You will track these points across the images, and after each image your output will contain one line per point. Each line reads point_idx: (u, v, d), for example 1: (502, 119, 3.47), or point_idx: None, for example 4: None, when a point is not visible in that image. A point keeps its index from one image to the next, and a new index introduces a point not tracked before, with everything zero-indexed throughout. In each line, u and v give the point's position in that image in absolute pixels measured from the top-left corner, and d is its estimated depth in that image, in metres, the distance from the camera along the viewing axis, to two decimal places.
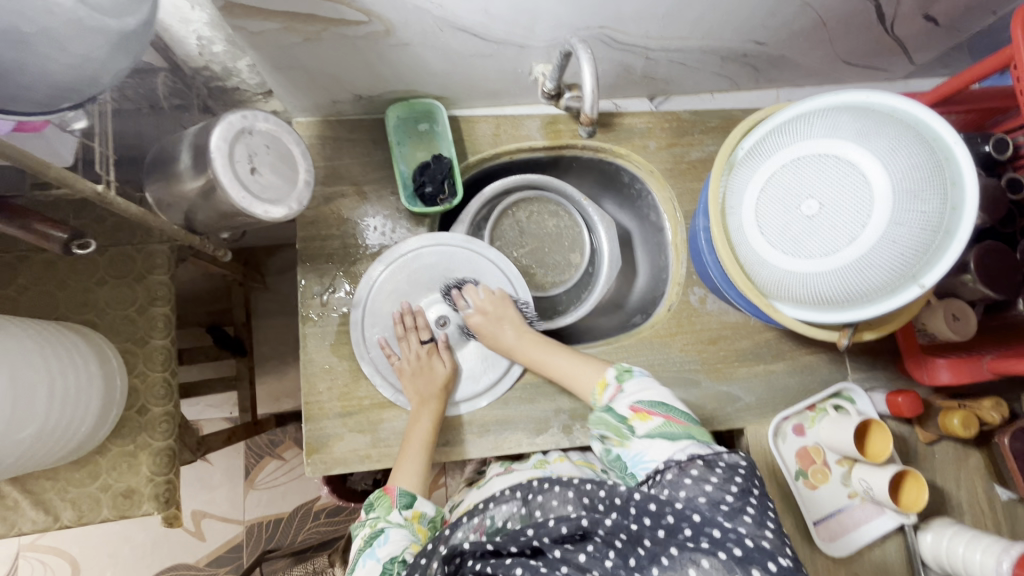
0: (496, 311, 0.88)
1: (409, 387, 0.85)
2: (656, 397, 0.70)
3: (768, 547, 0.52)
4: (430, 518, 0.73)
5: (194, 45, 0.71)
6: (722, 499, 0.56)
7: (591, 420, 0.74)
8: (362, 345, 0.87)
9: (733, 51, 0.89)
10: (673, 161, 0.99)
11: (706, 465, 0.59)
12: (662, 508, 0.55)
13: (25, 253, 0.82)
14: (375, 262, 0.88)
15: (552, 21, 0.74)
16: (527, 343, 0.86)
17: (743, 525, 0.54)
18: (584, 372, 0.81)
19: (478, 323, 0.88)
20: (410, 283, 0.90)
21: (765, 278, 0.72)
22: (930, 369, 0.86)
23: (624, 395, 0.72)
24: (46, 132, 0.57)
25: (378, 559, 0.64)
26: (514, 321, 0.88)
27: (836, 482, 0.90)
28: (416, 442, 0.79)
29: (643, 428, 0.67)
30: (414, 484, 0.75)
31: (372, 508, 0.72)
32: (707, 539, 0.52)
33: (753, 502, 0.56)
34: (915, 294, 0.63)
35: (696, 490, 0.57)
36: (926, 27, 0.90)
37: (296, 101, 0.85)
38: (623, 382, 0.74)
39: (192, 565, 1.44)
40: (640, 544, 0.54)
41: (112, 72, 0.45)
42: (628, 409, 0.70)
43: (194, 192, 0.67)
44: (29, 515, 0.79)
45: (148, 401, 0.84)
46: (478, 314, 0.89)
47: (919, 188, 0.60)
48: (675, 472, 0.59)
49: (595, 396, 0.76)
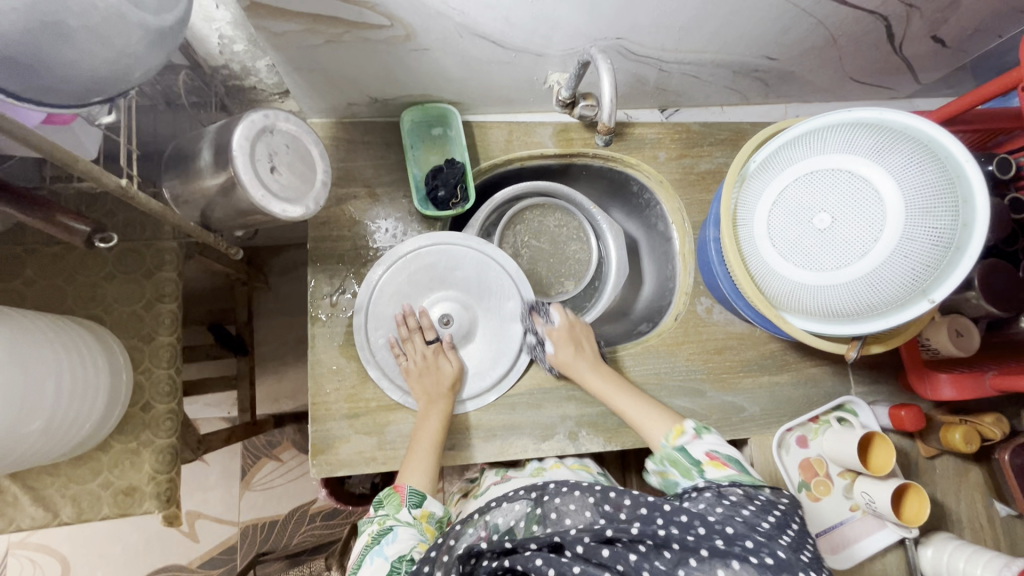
0: (580, 334, 0.90)
1: (416, 386, 0.85)
2: (732, 453, 0.70)
3: (801, 561, 0.52)
4: (438, 518, 0.73)
5: (215, 44, 0.71)
6: (758, 523, 0.55)
7: (656, 455, 0.75)
8: (368, 354, 0.86)
9: (745, 66, 0.90)
10: (682, 172, 1.00)
11: (747, 496, 0.60)
12: (692, 519, 0.56)
13: (34, 247, 0.81)
14: (382, 255, 0.88)
15: (571, 31, 0.76)
16: (607, 377, 0.86)
17: (778, 542, 0.53)
18: (654, 423, 0.79)
19: (559, 335, 0.89)
20: (411, 284, 0.89)
21: (776, 290, 0.72)
22: (933, 385, 0.87)
23: (702, 443, 0.72)
24: (73, 126, 0.57)
25: (385, 557, 0.64)
26: (593, 350, 0.89)
27: (838, 495, 0.90)
28: (424, 441, 0.79)
29: (715, 474, 0.67)
30: (423, 482, 0.75)
31: (382, 504, 0.72)
32: (740, 547, 0.53)
33: (791, 531, 0.56)
34: (925, 308, 0.64)
35: (732, 511, 0.57)
36: (933, 48, 0.92)
37: (312, 102, 0.85)
38: (700, 432, 0.73)
39: (184, 566, 1.43)
40: (666, 548, 0.54)
41: (145, 68, 0.45)
42: (703, 453, 0.70)
43: (212, 189, 0.67)
44: (28, 511, 0.78)
45: (152, 398, 0.84)
46: (562, 328, 0.90)
47: (931, 204, 0.61)
48: (713, 493, 0.60)
49: (665, 440, 0.75)
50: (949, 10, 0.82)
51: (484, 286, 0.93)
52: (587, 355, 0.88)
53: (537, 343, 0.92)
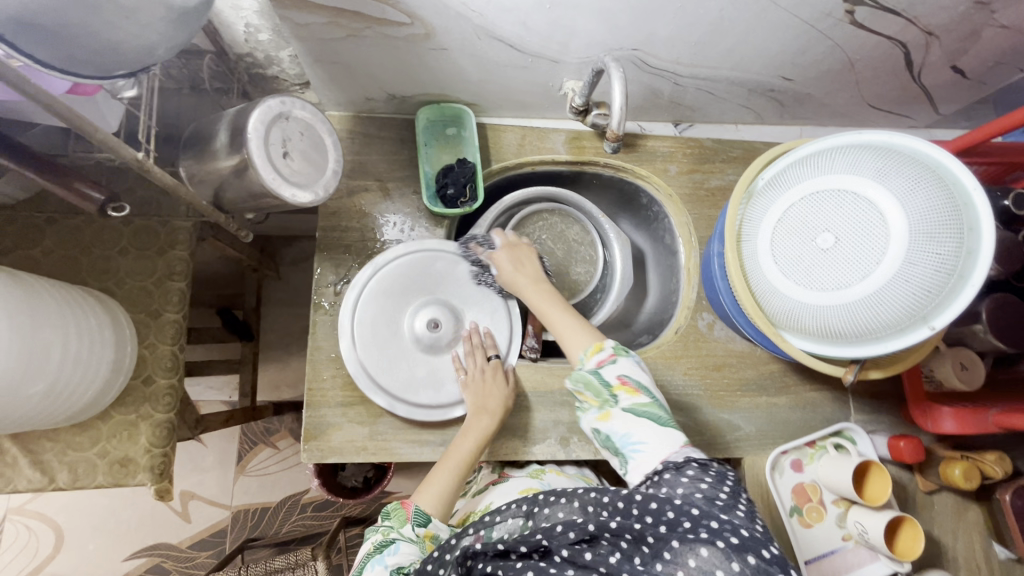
0: (520, 254, 0.90)
1: (470, 400, 0.85)
2: (644, 375, 0.69)
3: (761, 534, 0.52)
4: (442, 541, 0.70)
5: (241, 32, 0.74)
6: (716, 496, 0.56)
7: (574, 375, 0.73)
8: (353, 357, 0.84)
9: (761, 85, 0.91)
10: (692, 187, 1.00)
11: (701, 466, 0.60)
12: (662, 506, 0.55)
13: (54, 217, 0.84)
14: (368, 265, 0.88)
15: (588, 40, 0.77)
16: (541, 294, 0.85)
17: (737, 517, 0.54)
18: (574, 337, 0.77)
19: (500, 258, 0.89)
20: (390, 298, 0.88)
21: (776, 308, 0.72)
22: (934, 417, 0.85)
23: (614, 366, 0.70)
24: (96, 97, 0.59)
25: (385, 567, 0.62)
26: (535, 268, 0.89)
27: (830, 523, 0.88)
28: (453, 461, 0.78)
29: (627, 402, 0.68)
30: (433, 505, 0.73)
31: (388, 516, 0.70)
32: (706, 529, 0.52)
33: (745, 500, 0.57)
34: (925, 335, 0.63)
35: (693, 488, 0.57)
36: (952, 78, 0.92)
37: (331, 94, 0.87)
38: (618, 353, 0.72)
39: (174, 545, 1.44)
40: (643, 542, 0.54)
41: (167, 46, 0.47)
42: (614, 378, 0.69)
43: (226, 170, 0.69)
44: (25, 474, 0.80)
45: (154, 372, 0.85)
46: (502, 251, 0.90)
47: (935, 230, 0.61)
48: (672, 472, 0.60)
49: (584, 356, 0.74)
50: (970, 41, 0.82)
51: (466, 287, 0.93)
52: (529, 273, 0.88)
53: (482, 271, 0.93)
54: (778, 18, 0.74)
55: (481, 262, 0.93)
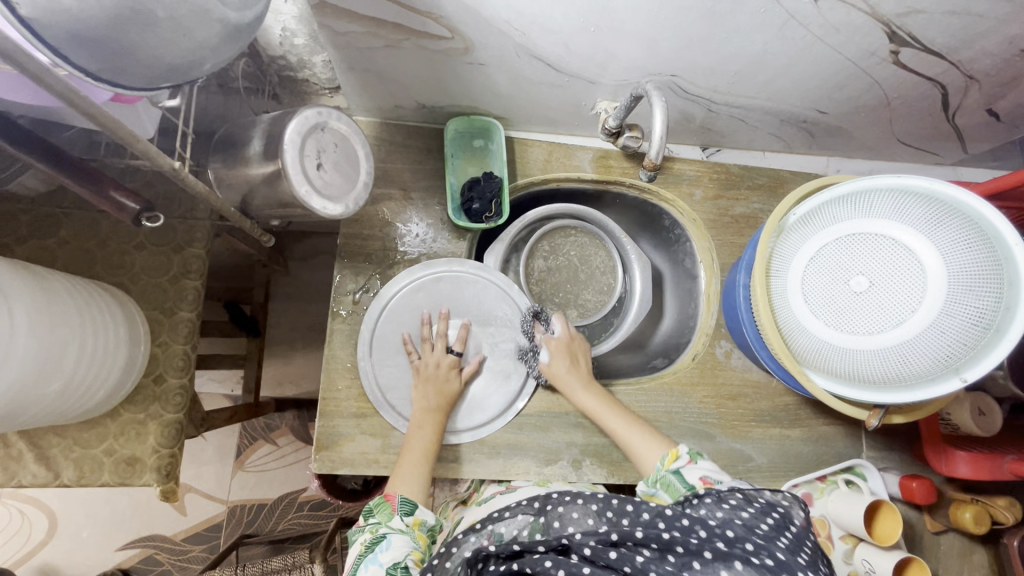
0: (575, 349, 0.91)
1: (418, 392, 0.83)
2: (729, 481, 0.69)
3: (800, 561, 0.51)
4: (430, 526, 0.72)
5: (277, 35, 0.73)
6: (756, 525, 0.54)
7: (650, 477, 0.73)
8: (381, 398, 0.85)
9: (794, 116, 0.90)
10: (717, 213, 1.00)
11: (744, 497, 0.58)
12: (695, 524, 0.54)
13: (72, 209, 0.82)
14: (405, 270, 0.89)
15: (627, 63, 0.76)
16: (594, 397, 0.85)
17: (778, 544, 0.52)
18: (645, 446, 0.79)
19: (556, 345, 0.90)
20: (413, 317, 0.89)
21: (802, 347, 0.70)
22: (948, 459, 0.85)
23: (698, 468, 0.71)
24: (138, 105, 0.58)
25: (380, 565, 0.65)
26: (586, 368, 0.90)
27: (837, 560, 0.86)
28: (416, 450, 0.78)
29: None
30: (416, 492, 0.74)
31: (372, 513, 0.71)
32: (740, 548, 0.51)
33: (789, 534, 0.54)
34: (955, 386, 0.62)
35: (732, 514, 0.56)
36: (986, 119, 0.91)
37: (360, 101, 0.86)
38: (695, 457, 0.72)
39: (169, 537, 1.43)
40: (670, 552, 0.52)
41: (216, 59, 0.46)
42: (696, 478, 0.70)
43: (258, 177, 0.68)
44: (31, 469, 0.79)
45: (166, 371, 0.84)
46: (561, 339, 0.91)
47: (973, 282, 0.62)
48: (714, 498, 0.58)
49: (661, 462, 0.74)
50: (1009, 86, 0.81)
51: (484, 308, 0.92)
52: (582, 374, 0.88)
53: (531, 349, 0.92)
54: (822, 54, 0.73)
55: (473, 275, 0.91)
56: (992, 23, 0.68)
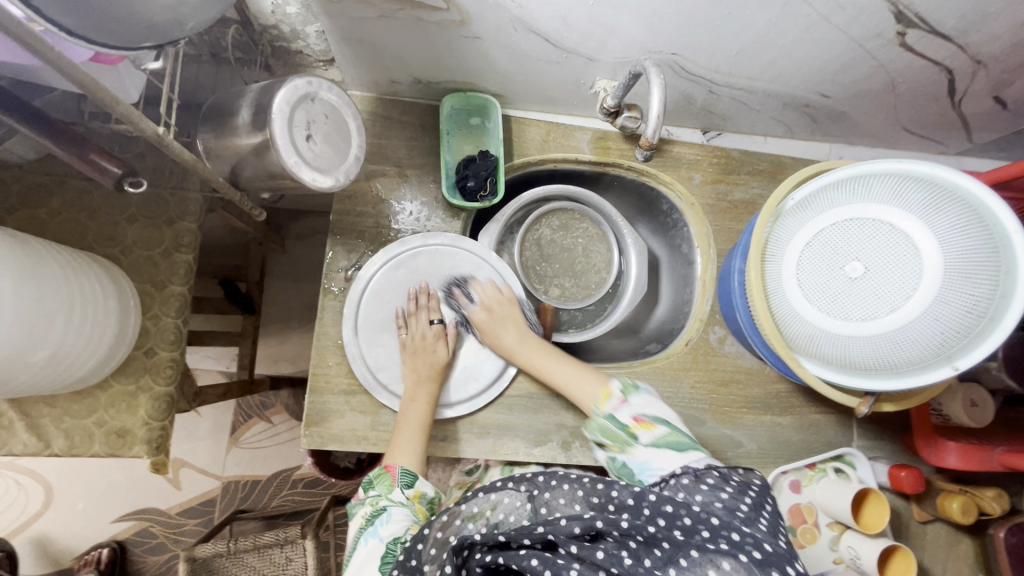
0: (502, 310, 0.88)
1: (408, 366, 0.83)
2: (659, 411, 0.70)
3: (784, 551, 0.51)
4: (430, 498, 0.72)
5: (268, 4, 0.71)
6: (737, 507, 0.55)
7: (590, 423, 0.73)
8: (370, 380, 0.84)
9: (797, 99, 0.88)
10: (715, 198, 0.98)
11: (721, 475, 0.59)
12: (678, 510, 0.54)
13: (62, 178, 0.81)
14: (396, 243, 0.88)
15: (627, 40, 0.74)
16: (530, 346, 0.85)
17: (759, 530, 0.53)
18: (582, 386, 0.78)
19: (480, 320, 0.88)
20: (398, 291, 0.87)
21: (795, 332, 0.71)
22: (938, 450, 0.84)
23: (629, 406, 0.71)
24: (119, 67, 0.57)
25: (380, 539, 0.65)
26: (518, 325, 0.87)
27: (823, 545, 0.87)
28: (412, 421, 0.78)
29: (648, 437, 0.67)
30: (414, 462, 0.74)
31: (372, 485, 0.71)
32: (726, 541, 0.51)
33: (766, 516, 0.55)
34: (947, 374, 0.63)
35: (712, 497, 0.56)
36: (993, 108, 0.89)
37: (355, 74, 0.85)
38: (627, 393, 0.72)
39: (164, 511, 1.45)
40: (656, 546, 0.51)
41: (198, 19, 0.45)
42: (629, 418, 0.70)
43: (246, 148, 0.67)
44: (21, 438, 0.79)
45: (158, 345, 0.84)
46: (482, 310, 0.89)
47: (971, 270, 0.61)
48: (692, 478, 0.59)
49: (595, 405, 0.74)
50: (1017, 72, 0.80)
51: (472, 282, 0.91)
52: (513, 330, 0.87)
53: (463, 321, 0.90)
54: (827, 34, 0.72)
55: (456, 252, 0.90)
56: (1001, 5, 0.66)
